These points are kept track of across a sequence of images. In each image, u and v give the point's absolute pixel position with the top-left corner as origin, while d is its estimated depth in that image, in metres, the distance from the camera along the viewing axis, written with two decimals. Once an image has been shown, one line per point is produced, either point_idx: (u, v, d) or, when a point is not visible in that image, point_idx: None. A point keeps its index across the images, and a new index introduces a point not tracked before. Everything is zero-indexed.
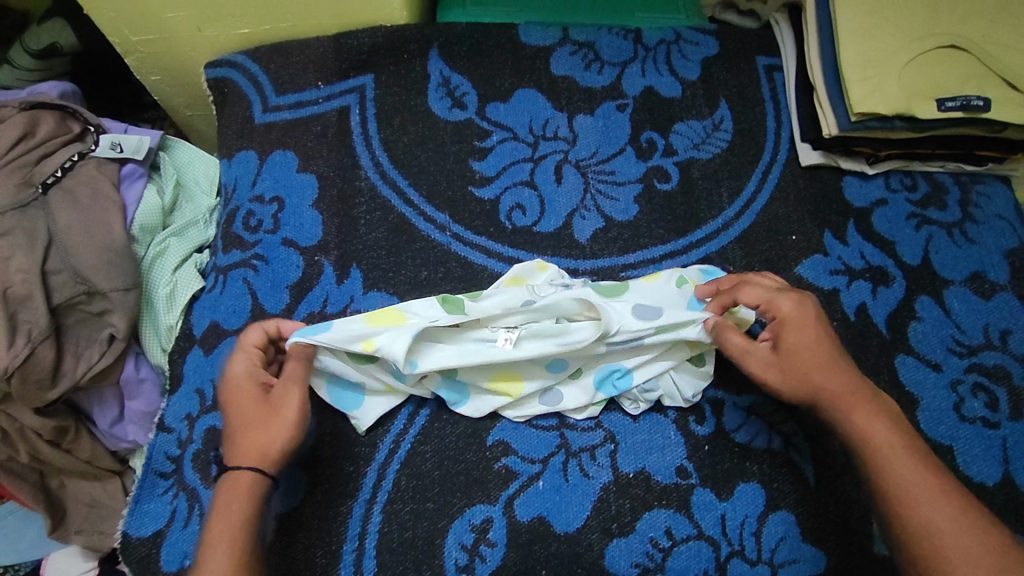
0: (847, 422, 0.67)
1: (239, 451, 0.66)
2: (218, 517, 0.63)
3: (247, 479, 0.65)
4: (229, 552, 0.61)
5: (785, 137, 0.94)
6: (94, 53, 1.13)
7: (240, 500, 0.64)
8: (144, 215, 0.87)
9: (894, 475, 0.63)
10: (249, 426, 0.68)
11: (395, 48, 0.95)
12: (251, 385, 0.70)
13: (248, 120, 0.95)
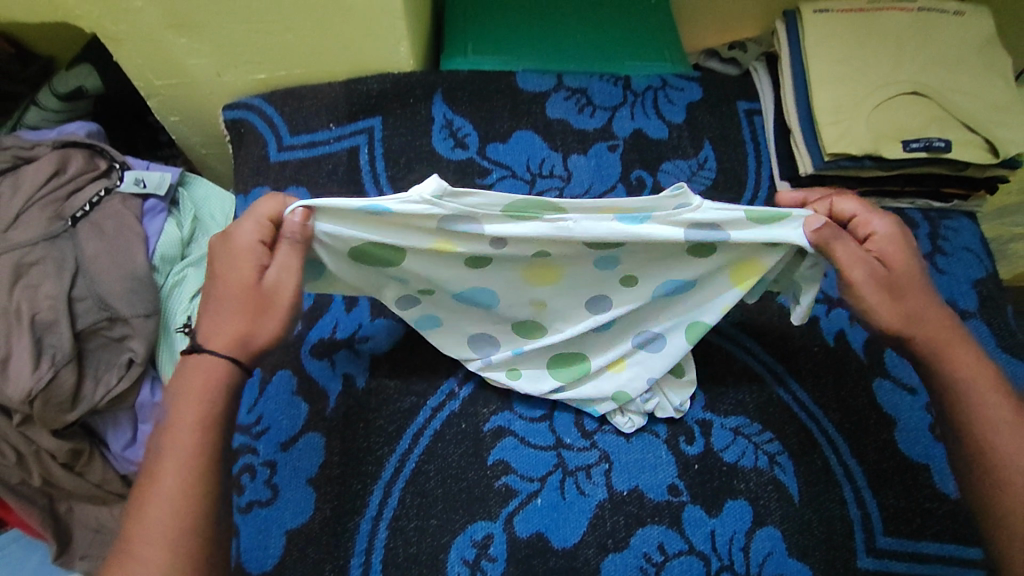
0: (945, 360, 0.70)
1: (216, 336, 0.65)
2: (183, 401, 0.64)
3: (219, 366, 0.65)
4: (195, 436, 0.63)
5: (765, 176, 1.01)
6: (117, 96, 1.21)
7: (201, 380, 0.65)
8: (164, 247, 0.92)
9: (990, 421, 0.68)
10: (234, 310, 0.65)
11: (402, 94, 1.03)
12: (249, 264, 0.65)
13: (263, 158, 1.02)
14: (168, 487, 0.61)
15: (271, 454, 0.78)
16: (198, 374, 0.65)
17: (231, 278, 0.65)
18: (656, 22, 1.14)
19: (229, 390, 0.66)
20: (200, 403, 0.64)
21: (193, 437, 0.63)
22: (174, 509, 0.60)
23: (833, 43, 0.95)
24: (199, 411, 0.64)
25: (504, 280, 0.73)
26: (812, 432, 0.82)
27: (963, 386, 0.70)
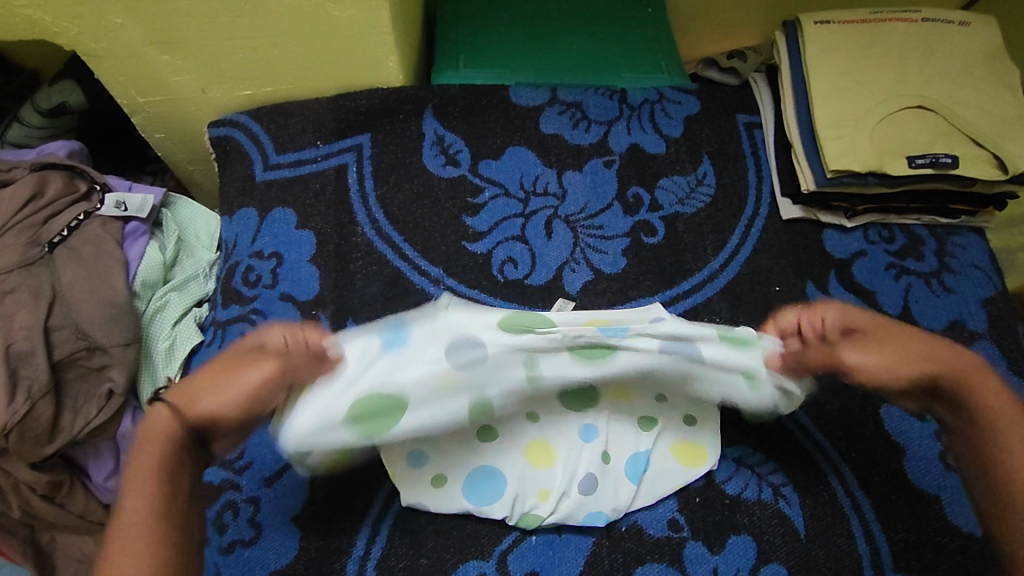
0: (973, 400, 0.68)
1: (177, 394, 0.66)
2: (136, 461, 0.62)
3: (163, 420, 0.64)
4: (146, 493, 0.60)
5: (766, 192, 0.98)
6: (104, 113, 1.18)
7: (150, 438, 0.63)
8: (146, 272, 0.89)
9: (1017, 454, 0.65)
10: (219, 375, 0.67)
11: (391, 110, 1.00)
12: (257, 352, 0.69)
13: (249, 177, 0.98)
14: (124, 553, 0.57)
15: (255, 491, 0.76)
16: (150, 434, 0.63)
17: (239, 358, 0.68)
18: (653, 34, 1.12)
19: (185, 440, 0.64)
20: (156, 456, 0.62)
21: (146, 497, 0.60)
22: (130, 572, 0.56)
23: (835, 55, 0.92)
24: (158, 463, 0.62)
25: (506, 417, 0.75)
26: (817, 461, 0.79)
27: (993, 422, 0.67)
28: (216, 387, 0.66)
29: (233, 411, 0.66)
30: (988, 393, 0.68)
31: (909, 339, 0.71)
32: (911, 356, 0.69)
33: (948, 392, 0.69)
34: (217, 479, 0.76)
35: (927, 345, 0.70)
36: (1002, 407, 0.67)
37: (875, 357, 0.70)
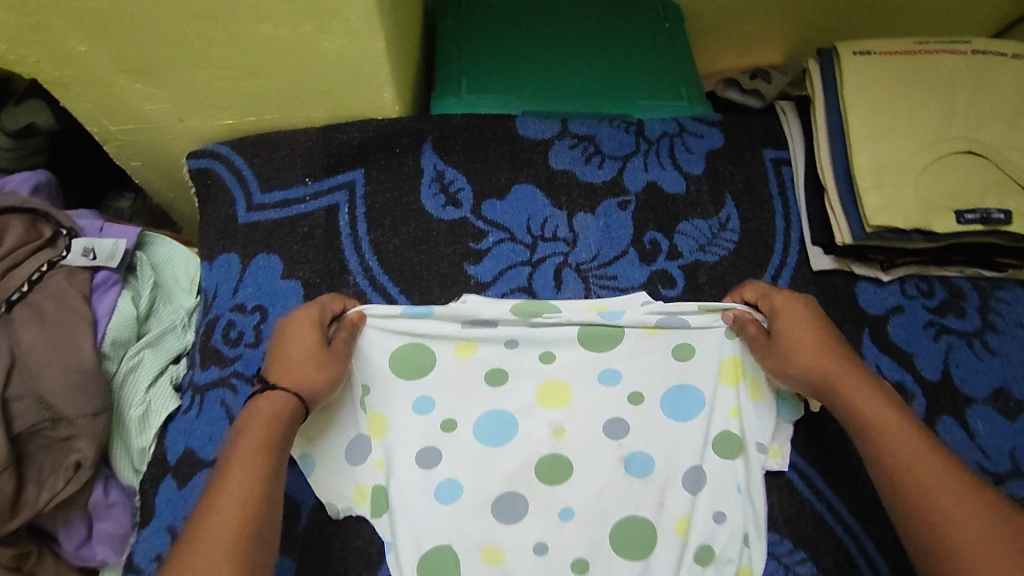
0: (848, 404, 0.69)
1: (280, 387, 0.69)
2: (248, 432, 0.65)
3: (277, 406, 0.67)
4: (262, 459, 0.63)
5: (795, 239, 0.90)
6: (71, 131, 1.11)
7: (271, 408, 0.67)
8: (117, 329, 0.81)
9: (900, 459, 0.64)
10: (303, 366, 0.71)
11: (387, 143, 0.91)
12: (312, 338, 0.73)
13: (230, 218, 0.90)
14: (220, 517, 0.58)
15: None
16: (264, 408, 0.67)
17: (302, 344, 0.72)
18: (671, 54, 1.02)
19: (293, 417, 0.68)
20: (265, 431, 0.65)
21: (248, 475, 0.61)
22: (223, 536, 0.57)
23: (878, 89, 0.83)
24: (267, 437, 0.65)
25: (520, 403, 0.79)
26: (819, 510, 0.77)
27: (872, 429, 0.67)
28: (316, 373, 0.71)
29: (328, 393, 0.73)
30: (861, 398, 0.69)
31: (817, 327, 0.74)
32: (808, 353, 0.73)
33: (835, 398, 0.71)
34: None
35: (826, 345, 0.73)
36: (877, 411, 0.68)
37: (783, 343, 0.74)
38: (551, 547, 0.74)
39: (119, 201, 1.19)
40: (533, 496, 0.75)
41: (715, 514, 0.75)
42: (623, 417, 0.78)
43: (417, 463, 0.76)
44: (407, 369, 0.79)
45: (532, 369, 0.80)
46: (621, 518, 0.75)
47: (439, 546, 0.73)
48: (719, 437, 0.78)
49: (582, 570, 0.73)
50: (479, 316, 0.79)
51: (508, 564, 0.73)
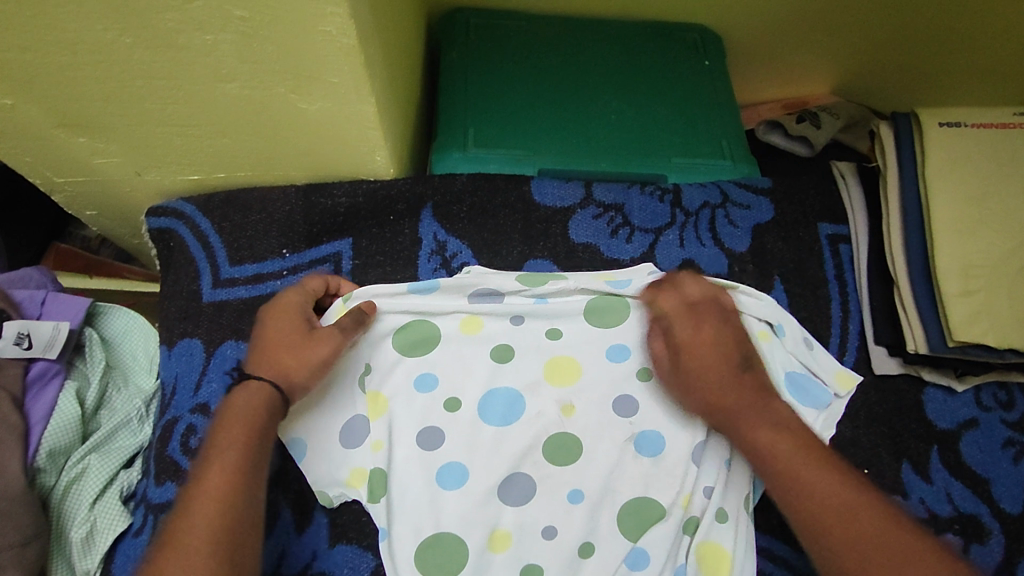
0: (746, 428, 0.63)
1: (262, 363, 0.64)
2: (230, 427, 0.58)
3: (260, 386, 0.62)
4: (238, 457, 0.57)
5: (854, 334, 0.77)
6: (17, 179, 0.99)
7: (245, 401, 0.61)
8: (55, 436, 0.68)
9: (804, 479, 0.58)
10: (287, 342, 0.65)
11: (379, 209, 0.78)
12: (298, 316, 0.67)
13: (193, 295, 0.76)
14: (194, 518, 0.52)
15: None
16: (246, 400, 0.61)
17: (285, 324, 0.66)
18: (710, 100, 0.89)
19: (273, 410, 0.61)
20: (237, 433, 0.58)
21: (224, 477, 0.55)
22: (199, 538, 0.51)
23: (963, 171, 0.70)
24: (238, 442, 0.58)
25: (524, 381, 0.73)
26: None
27: (767, 452, 0.61)
28: (293, 359, 0.64)
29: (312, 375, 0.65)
30: (762, 428, 0.62)
31: (722, 343, 0.67)
32: (708, 371, 0.66)
33: (733, 424, 0.64)
34: None
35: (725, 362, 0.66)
36: (776, 434, 0.61)
37: (691, 358, 0.67)
38: (559, 532, 0.67)
39: (86, 228, 1.03)
40: (539, 477, 0.69)
41: (706, 488, 0.69)
42: (634, 395, 0.73)
43: (416, 445, 0.70)
44: (410, 346, 0.74)
45: (537, 344, 0.75)
46: (630, 499, 0.69)
47: (439, 533, 0.66)
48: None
49: (589, 554, 0.67)
50: (484, 287, 0.75)
51: (517, 549, 0.66)
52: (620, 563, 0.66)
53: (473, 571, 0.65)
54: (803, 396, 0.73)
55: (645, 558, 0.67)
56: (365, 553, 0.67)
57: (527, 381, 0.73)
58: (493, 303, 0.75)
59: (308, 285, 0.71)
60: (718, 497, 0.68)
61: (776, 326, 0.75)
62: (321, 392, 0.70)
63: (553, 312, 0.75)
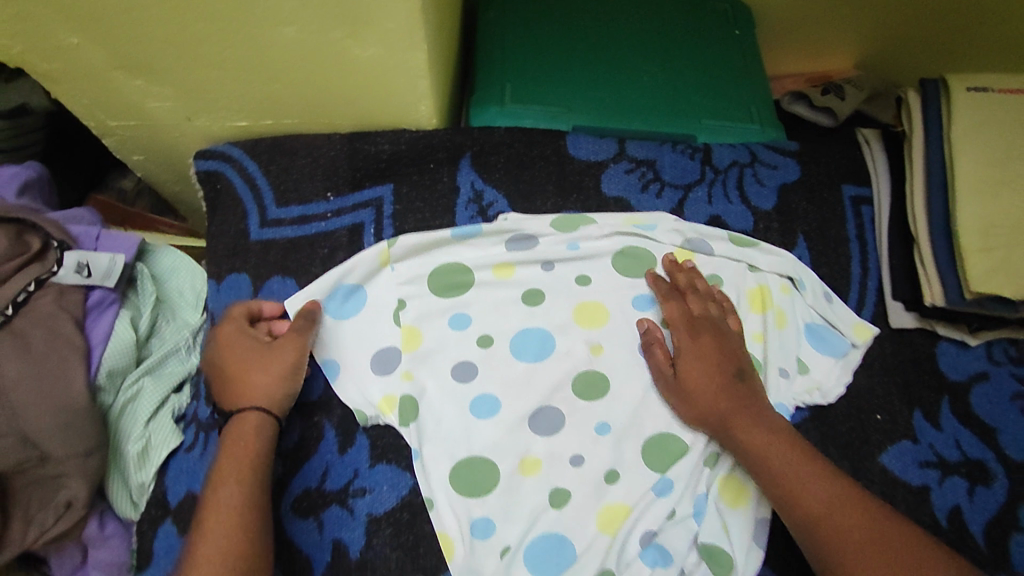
0: (739, 435, 0.67)
1: (240, 398, 0.67)
2: (227, 458, 0.63)
3: (254, 419, 0.66)
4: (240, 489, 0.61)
5: (872, 290, 0.80)
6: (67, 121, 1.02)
7: (243, 432, 0.65)
8: (113, 358, 0.73)
9: (793, 479, 0.64)
10: (244, 369, 0.68)
11: (421, 157, 0.81)
12: (245, 341, 0.69)
13: (242, 234, 0.80)
14: (214, 542, 0.58)
15: None
16: (245, 432, 0.65)
17: (236, 354, 0.68)
18: (741, 66, 0.92)
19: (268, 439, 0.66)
20: (245, 468, 0.63)
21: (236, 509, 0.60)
22: (219, 561, 0.57)
23: (988, 133, 0.73)
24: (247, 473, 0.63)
25: (556, 323, 0.77)
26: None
27: (760, 456, 0.66)
28: (259, 377, 0.67)
29: (286, 383, 0.68)
30: (754, 430, 0.67)
31: (715, 352, 0.72)
32: (704, 383, 0.70)
33: (727, 431, 0.68)
34: None
35: (720, 371, 0.71)
36: (767, 440, 0.67)
37: (687, 371, 0.71)
38: (587, 460, 0.71)
39: (124, 178, 1.09)
40: (569, 410, 0.73)
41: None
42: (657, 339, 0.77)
43: (452, 378, 0.74)
44: (440, 286, 0.77)
45: (566, 291, 0.78)
46: (653, 434, 0.72)
47: (471, 457, 0.71)
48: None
49: (615, 481, 0.70)
50: (522, 231, 0.80)
51: (547, 475, 0.70)
52: (645, 491, 0.70)
53: (503, 491, 0.69)
54: (820, 347, 0.77)
55: (669, 490, 0.70)
56: (405, 474, 0.71)
57: (560, 323, 0.77)
58: (526, 249, 0.79)
59: (239, 312, 0.72)
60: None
61: (797, 279, 0.79)
62: (362, 329, 0.75)
63: (582, 260, 0.80)
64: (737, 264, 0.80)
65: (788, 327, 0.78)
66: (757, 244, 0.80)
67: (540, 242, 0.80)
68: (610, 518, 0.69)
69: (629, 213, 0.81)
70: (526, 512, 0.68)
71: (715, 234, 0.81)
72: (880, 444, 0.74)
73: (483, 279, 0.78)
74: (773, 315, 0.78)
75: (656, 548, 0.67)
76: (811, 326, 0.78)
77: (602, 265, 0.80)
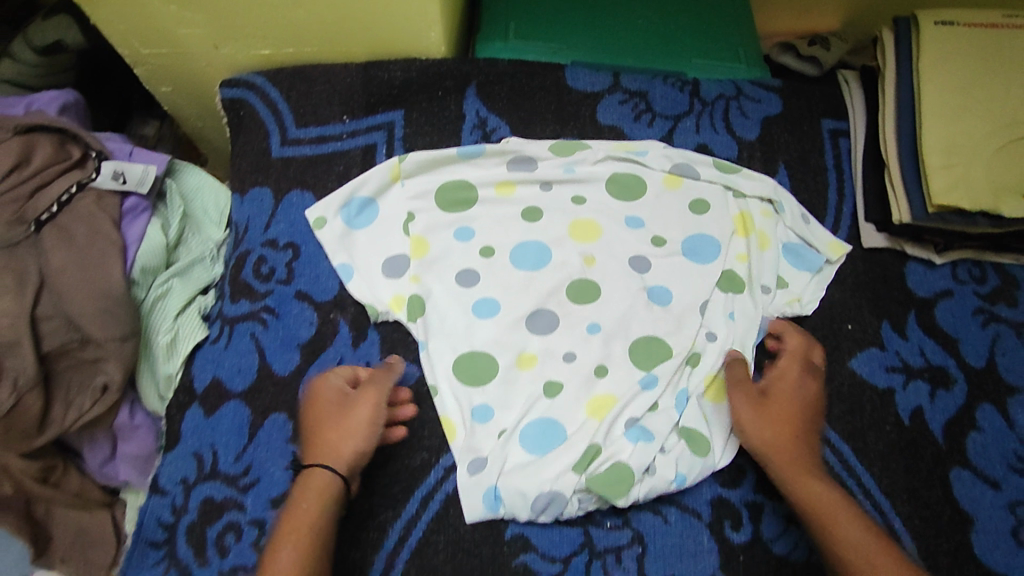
0: (797, 488, 0.67)
1: (315, 452, 0.68)
2: (294, 511, 0.64)
3: (323, 477, 0.66)
4: (296, 546, 0.62)
5: (847, 214, 0.86)
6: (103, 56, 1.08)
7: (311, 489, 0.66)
8: (146, 256, 0.79)
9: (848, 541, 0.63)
10: (325, 424, 0.69)
11: (429, 84, 0.87)
12: (331, 394, 0.71)
13: (264, 152, 0.87)
14: None
15: (260, 513, 0.72)
16: (313, 489, 0.65)
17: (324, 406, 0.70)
18: (731, 12, 0.97)
19: (336, 497, 0.66)
20: (304, 527, 0.63)
21: (298, 550, 0.61)
22: None
23: (953, 65, 0.79)
24: (315, 518, 0.64)
25: (552, 237, 0.83)
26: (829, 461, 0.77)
27: (817, 512, 0.65)
28: (337, 434, 0.68)
29: (364, 443, 0.68)
30: (813, 484, 0.67)
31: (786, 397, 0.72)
32: (770, 423, 0.71)
33: (786, 479, 0.68)
34: (219, 495, 0.73)
35: (786, 421, 0.71)
36: (826, 498, 0.66)
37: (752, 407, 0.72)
38: (578, 357, 0.77)
39: (147, 126, 1.14)
40: (563, 313, 0.79)
41: (709, 336, 0.79)
42: (646, 255, 0.83)
43: (456, 283, 0.80)
44: (444, 200, 0.84)
45: (563, 210, 0.84)
46: (640, 336, 0.78)
47: (472, 351, 0.77)
48: (722, 275, 0.82)
49: (603, 375, 0.76)
50: (523, 153, 0.86)
51: (541, 368, 0.77)
52: (631, 384, 0.76)
53: (501, 381, 0.76)
54: (797, 265, 0.83)
55: (654, 384, 0.76)
56: (413, 365, 0.78)
57: (557, 237, 0.83)
58: (525, 171, 0.85)
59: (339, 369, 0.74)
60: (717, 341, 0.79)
61: (777, 203, 0.85)
62: (373, 238, 0.82)
63: (578, 181, 0.85)
64: (722, 189, 0.86)
65: (769, 249, 0.83)
66: (739, 171, 0.86)
67: (539, 164, 0.86)
68: (599, 406, 0.75)
69: (621, 141, 0.87)
70: (523, 401, 0.75)
71: (701, 162, 0.87)
72: (850, 351, 0.81)
73: (486, 197, 0.84)
74: (754, 236, 0.84)
75: (640, 429, 0.73)
76: (789, 246, 0.84)
77: (596, 185, 0.86)
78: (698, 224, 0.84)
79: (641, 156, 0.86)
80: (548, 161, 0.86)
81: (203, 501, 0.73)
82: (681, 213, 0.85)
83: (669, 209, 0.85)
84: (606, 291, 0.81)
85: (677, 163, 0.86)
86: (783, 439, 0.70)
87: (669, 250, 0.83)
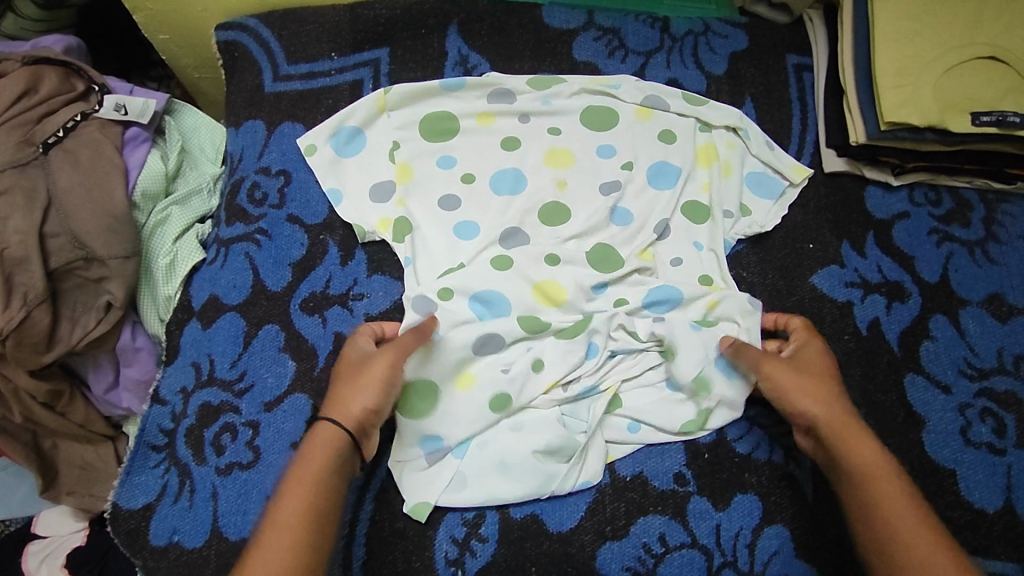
0: (845, 446, 0.68)
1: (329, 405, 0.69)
2: (302, 460, 0.65)
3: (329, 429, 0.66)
4: (303, 491, 0.62)
5: (809, 141, 0.91)
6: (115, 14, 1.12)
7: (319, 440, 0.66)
8: (146, 182, 0.84)
9: (889, 493, 0.64)
10: (343, 384, 0.70)
11: (413, 23, 0.93)
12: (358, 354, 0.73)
13: (258, 87, 0.92)
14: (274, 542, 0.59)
15: (254, 414, 0.77)
16: (319, 440, 0.66)
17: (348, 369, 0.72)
18: None
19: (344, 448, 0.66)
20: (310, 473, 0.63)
21: (299, 502, 0.61)
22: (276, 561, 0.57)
23: None
24: (317, 468, 0.64)
25: (529, 165, 0.87)
26: None
27: (858, 466, 0.66)
28: (348, 393, 0.69)
29: (377, 399, 0.69)
30: (862, 445, 0.68)
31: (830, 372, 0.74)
32: (814, 385, 0.72)
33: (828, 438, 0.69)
34: (216, 401, 0.78)
35: (831, 391, 0.72)
36: (875, 459, 0.67)
37: (791, 374, 0.73)
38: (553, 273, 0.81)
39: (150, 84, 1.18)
40: (537, 234, 0.83)
41: (675, 259, 0.83)
42: (618, 179, 0.86)
43: (438, 206, 0.84)
44: (426, 130, 0.88)
45: (541, 138, 0.89)
46: (601, 251, 0.82)
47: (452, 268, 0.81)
48: (687, 204, 0.86)
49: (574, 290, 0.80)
50: (502, 87, 0.91)
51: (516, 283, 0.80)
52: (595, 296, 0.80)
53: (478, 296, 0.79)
54: (760, 191, 0.88)
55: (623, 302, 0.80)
56: (397, 282, 0.82)
57: (534, 164, 0.87)
58: (504, 104, 0.90)
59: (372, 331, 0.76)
60: (681, 261, 0.83)
61: (742, 132, 0.90)
62: (361, 165, 0.87)
63: (553, 114, 0.90)
64: (690, 120, 0.90)
65: (732, 177, 0.88)
66: (707, 103, 0.91)
67: (518, 97, 0.91)
68: (544, 290, 0.79)
69: (596, 76, 0.92)
70: (476, 284, 0.78)
71: (671, 95, 0.91)
72: (811, 268, 0.85)
73: (468, 128, 0.89)
74: (720, 165, 0.88)
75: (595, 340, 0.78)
76: (752, 174, 0.89)
77: (571, 117, 0.90)
78: (668, 153, 0.88)
79: (615, 87, 0.91)
80: (525, 93, 0.91)
81: (201, 407, 0.78)
82: (653, 141, 0.89)
83: (640, 139, 0.89)
84: (579, 213, 0.84)
85: (650, 95, 0.91)
86: (830, 400, 0.71)
87: (641, 176, 0.87)
